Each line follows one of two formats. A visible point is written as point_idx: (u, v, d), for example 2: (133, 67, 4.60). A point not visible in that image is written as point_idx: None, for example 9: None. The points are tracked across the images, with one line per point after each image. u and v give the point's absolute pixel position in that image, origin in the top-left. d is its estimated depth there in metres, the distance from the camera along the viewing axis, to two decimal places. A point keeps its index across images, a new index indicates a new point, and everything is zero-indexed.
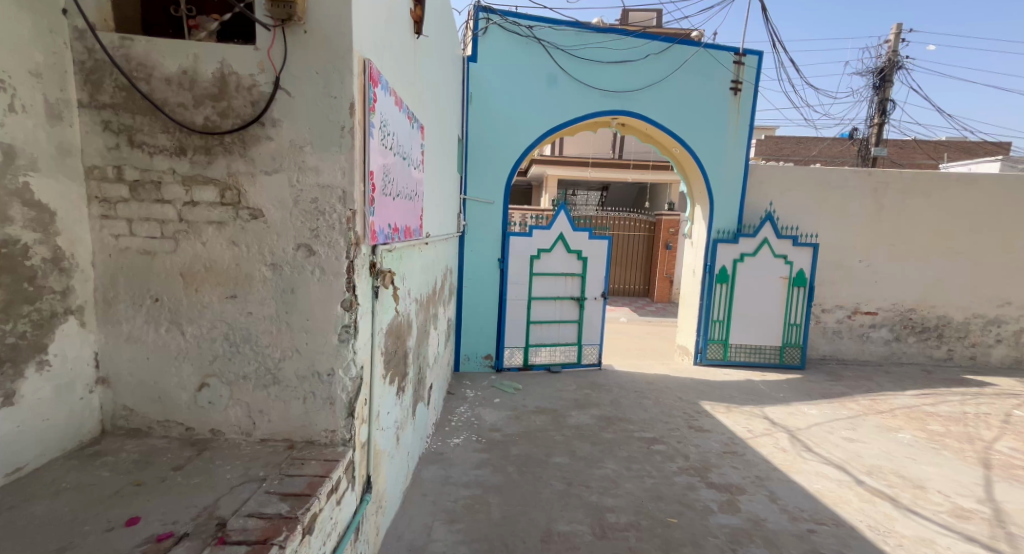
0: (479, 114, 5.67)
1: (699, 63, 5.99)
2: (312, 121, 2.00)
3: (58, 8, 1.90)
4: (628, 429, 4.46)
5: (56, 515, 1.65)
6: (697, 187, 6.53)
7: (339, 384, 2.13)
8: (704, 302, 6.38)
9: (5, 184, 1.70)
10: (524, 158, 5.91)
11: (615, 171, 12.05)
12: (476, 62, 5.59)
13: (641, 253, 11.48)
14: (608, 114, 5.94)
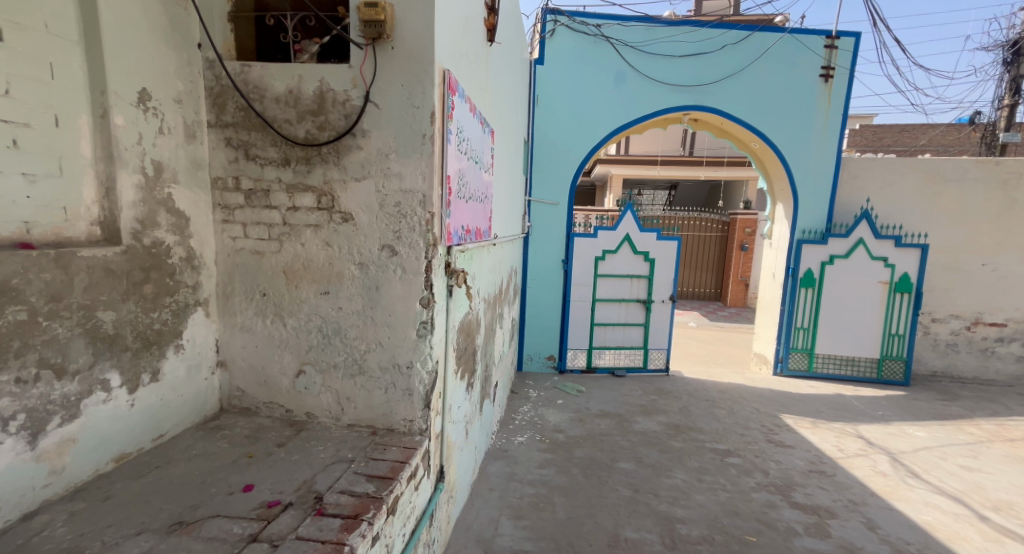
0: (546, 116, 5.78)
1: (781, 50, 5.70)
2: (397, 130, 2.18)
3: (194, 42, 2.21)
4: (698, 439, 4.36)
5: (190, 475, 1.92)
6: (779, 183, 6.20)
7: (417, 377, 2.30)
8: (786, 308, 6.07)
9: (153, 196, 2.00)
10: (591, 157, 5.93)
11: (686, 169, 11.65)
12: (543, 64, 5.70)
13: (713, 255, 11.04)
14: (679, 109, 5.81)
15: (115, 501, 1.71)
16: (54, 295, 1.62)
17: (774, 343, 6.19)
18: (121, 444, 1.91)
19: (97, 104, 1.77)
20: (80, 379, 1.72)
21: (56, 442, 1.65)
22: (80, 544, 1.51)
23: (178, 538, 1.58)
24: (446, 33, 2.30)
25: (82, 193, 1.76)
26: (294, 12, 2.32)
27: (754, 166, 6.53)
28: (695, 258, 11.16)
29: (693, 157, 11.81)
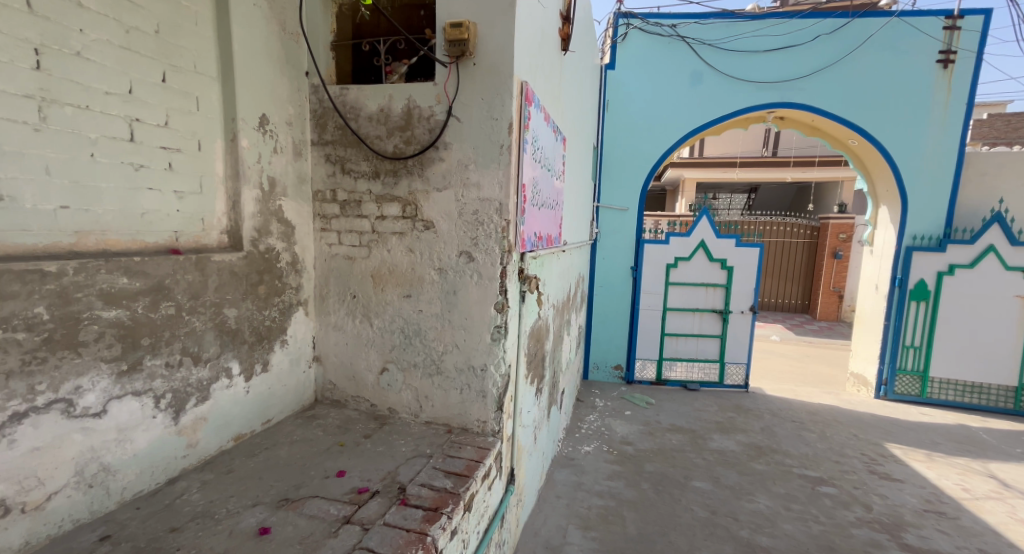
0: (619, 120, 5.76)
1: (886, 38, 5.27)
2: (477, 142, 2.30)
3: (303, 71, 2.46)
4: (784, 463, 4.11)
5: (293, 457, 2.13)
6: (883, 183, 5.71)
7: (491, 379, 2.40)
8: (893, 324, 5.56)
9: (268, 207, 2.26)
10: (665, 160, 5.80)
11: (770, 171, 11.00)
12: (613, 69, 5.70)
13: (801, 264, 10.33)
14: (763, 107, 5.54)
15: (236, 474, 1.95)
16: (194, 293, 1.89)
17: (878, 363, 5.69)
18: (238, 426, 2.16)
19: (229, 129, 2.05)
20: (210, 365, 1.98)
21: (192, 419, 1.92)
22: (210, 509, 1.73)
23: (285, 513, 1.75)
24: (524, 46, 2.39)
25: (215, 207, 2.04)
26: (386, 37, 2.50)
27: (851, 166, 6.07)
28: (779, 267, 10.52)
29: (778, 157, 11.13)
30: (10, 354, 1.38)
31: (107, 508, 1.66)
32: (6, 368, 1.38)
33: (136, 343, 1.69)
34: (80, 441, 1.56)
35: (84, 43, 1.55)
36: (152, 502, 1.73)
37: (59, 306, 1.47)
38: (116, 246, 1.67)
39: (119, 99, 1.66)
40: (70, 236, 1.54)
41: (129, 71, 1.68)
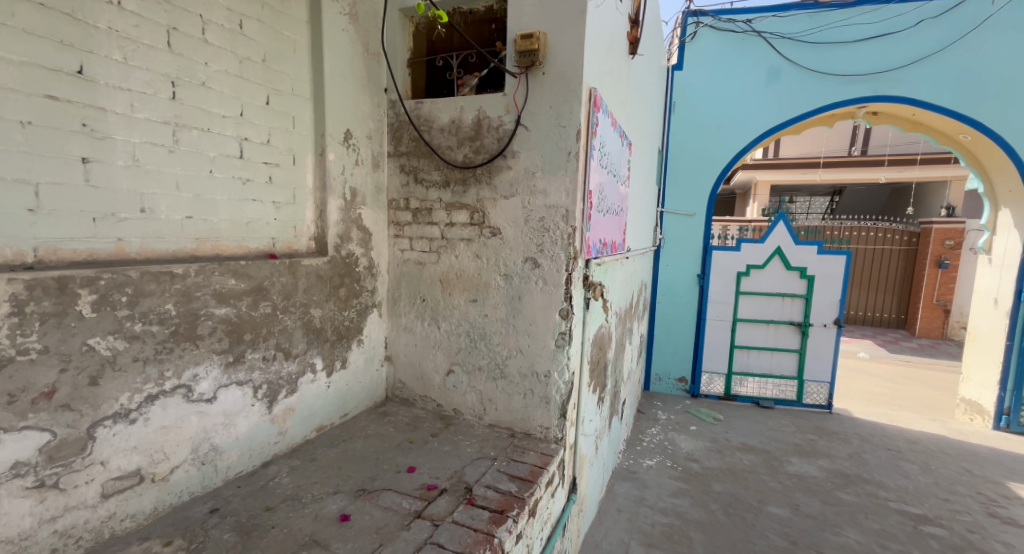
0: (688, 122, 5.61)
1: (1012, 16, 4.63)
2: (544, 150, 2.33)
3: (382, 87, 2.61)
4: (878, 495, 3.76)
5: (368, 450, 2.25)
6: (1005, 181, 5.08)
7: (554, 386, 2.40)
8: (1018, 347, 4.98)
9: (349, 215, 2.42)
10: (738, 161, 5.55)
11: (861, 170, 10.23)
12: (680, 70, 5.56)
13: (896, 275, 9.46)
14: (851, 102, 5.12)
15: (319, 463, 2.10)
16: (287, 294, 2.07)
17: (999, 390, 5.11)
18: (320, 418, 2.33)
19: (319, 144, 2.23)
20: (298, 360, 2.16)
21: (283, 409, 2.11)
22: (299, 492, 1.89)
23: (362, 502, 1.86)
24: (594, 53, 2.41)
25: (305, 215, 2.23)
26: (459, 52, 2.58)
27: (963, 164, 5.51)
28: (871, 277, 9.71)
29: (869, 156, 10.27)
30: (145, 344, 1.59)
31: (215, 484, 1.85)
32: (142, 355, 1.58)
33: (240, 338, 1.88)
34: (196, 423, 1.76)
35: (208, 74, 1.76)
36: (250, 482, 1.92)
37: (183, 304, 1.68)
38: (227, 251, 1.88)
39: (233, 120, 1.86)
40: (191, 243, 1.75)
41: (241, 96, 1.88)
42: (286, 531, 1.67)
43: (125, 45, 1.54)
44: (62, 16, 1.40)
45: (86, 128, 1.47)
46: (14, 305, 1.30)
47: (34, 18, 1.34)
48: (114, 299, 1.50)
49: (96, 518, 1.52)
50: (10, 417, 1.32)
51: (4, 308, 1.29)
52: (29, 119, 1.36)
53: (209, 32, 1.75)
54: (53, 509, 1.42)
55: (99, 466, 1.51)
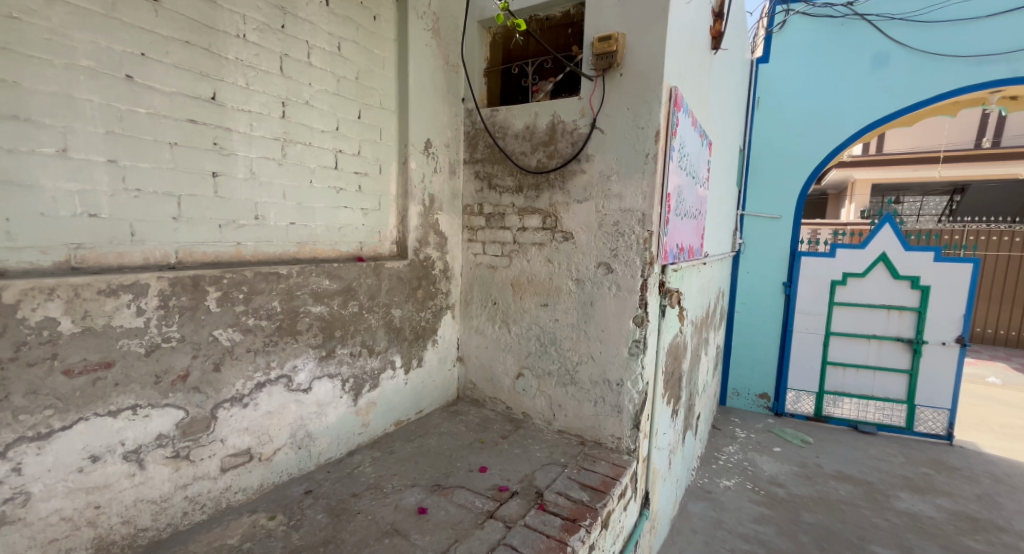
0: (777, 118, 5.28)
1: None
2: (621, 152, 2.29)
3: (460, 97, 2.71)
4: (1017, 548, 3.24)
5: (441, 447, 2.33)
6: None
7: (627, 395, 2.34)
8: None
9: (427, 220, 2.53)
10: (835, 158, 5.10)
11: (995, 164, 9.10)
12: (767, 63, 5.24)
13: None
14: (979, 87, 4.44)
15: (397, 456, 2.21)
16: (372, 294, 2.21)
17: None
18: (398, 413, 2.46)
19: (402, 153, 2.36)
20: (380, 357, 2.30)
21: (366, 402, 2.25)
22: (381, 482, 2.01)
23: (437, 497, 1.94)
24: (676, 50, 2.34)
25: (388, 221, 2.37)
26: (535, 58, 2.61)
27: None
28: (1010, 291, 8.56)
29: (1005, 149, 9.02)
30: (256, 336, 1.77)
31: (309, 467, 2.02)
32: (252, 347, 1.76)
33: (332, 334, 2.04)
34: (294, 410, 1.93)
35: (311, 93, 1.93)
36: (338, 468, 2.07)
37: (286, 301, 1.85)
38: (322, 254, 2.05)
39: (330, 134, 2.03)
40: (293, 247, 1.93)
41: (337, 112, 2.05)
42: (370, 518, 1.78)
43: (248, 72, 1.73)
44: (200, 50, 1.60)
45: (217, 147, 1.66)
46: (160, 300, 1.51)
47: (180, 54, 1.55)
48: (234, 296, 1.68)
49: (217, 488, 1.72)
50: (155, 395, 1.53)
51: (153, 302, 1.50)
52: (176, 141, 1.57)
53: (313, 55, 1.93)
54: (185, 477, 1.63)
55: (219, 443, 1.70)
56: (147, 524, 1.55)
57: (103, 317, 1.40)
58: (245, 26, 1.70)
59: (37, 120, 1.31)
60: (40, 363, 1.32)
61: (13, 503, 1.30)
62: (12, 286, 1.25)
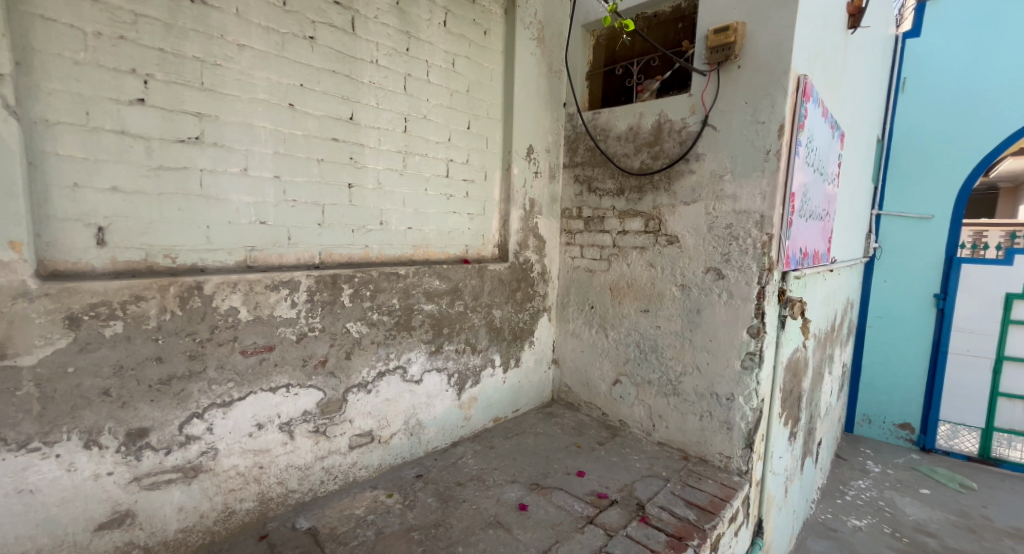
0: (928, 100, 4.58)
1: None
2: (736, 149, 2.16)
3: (561, 102, 2.75)
4: None
5: (539, 447, 2.37)
6: None
7: (739, 411, 2.21)
8: None
9: (527, 224, 2.60)
10: (1013, 145, 4.29)
11: None
12: (917, 37, 4.61)
13: None
14: None
15: (497, 451, 2.30)
16: (475, 295, 2.32)
17: None
18: (497, 410, 2.55)
19: (506, 160, 2.45)
20: (482, 355, 2.40)
21: (469, 397, 2.37)
22: (484, 475, 2.10)
23: (537, 496, 1.99)
24: (807, 35, 2.15)
25: (491, 226, 2.47)
26: (641, 58, 2.54)
27: None
28: None
29: None
30: (379, 330, 1.95)
31: (418, 454, 2.18)
32: (375, 339, 1.94)
33: (441, 331, 2.18)
34: (408, 399, 2.09)
35: (428, 108, 2.09)
36: (444, 457, 2.20)
37: (404, 299, 2.01)
38: (433, 256, 2.20)
39: (443, 145, 2.18)
40: (410, 250, 2.10)
41: (450, 124, 2.19)
42: (475, 508, 1.88)
43: (378, 93, 1.92)
44: (343, 77, 1.81)
45: (352, 161, 1.87)
46: (308, 295, 1.73)
47: (329, 82, 1.77)
48: (362, 294, 1.87)
49: (347, 463, 1.92)
50: (302, 376, 1.75)
51: (303, 297, 1.71)
52: (322, 157, 1.79)
53: (432, 73, 2.09)
54: (323, 450, 1.84)
55: (349, 423, 1.90)
56: (295, 487, 1.78)
57: (268, 308, 1.64)
58: (377, 52, 1.90)
59: (229, 144, 1.57)
60: (225, 344, 1.57)
61: (206, 457, 1.56)
62: (209, 280, 1.51)
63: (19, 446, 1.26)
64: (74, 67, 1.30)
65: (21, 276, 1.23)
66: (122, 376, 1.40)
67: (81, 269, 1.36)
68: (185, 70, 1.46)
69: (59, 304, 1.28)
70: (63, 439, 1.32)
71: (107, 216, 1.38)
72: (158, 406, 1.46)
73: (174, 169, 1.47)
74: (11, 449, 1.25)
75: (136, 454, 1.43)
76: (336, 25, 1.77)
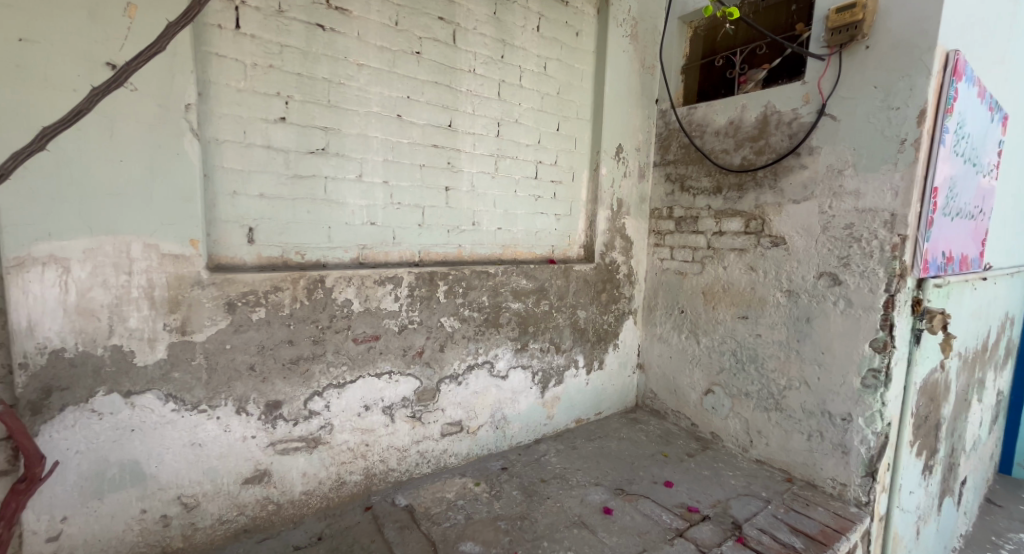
0: None
1: None
2: (860, 140, 1.93)
3: (654, 99, 2.65)
4: None
5: (624, 453, 2.32)
6: None
7: (858, 435, 1.97)
8: None
9: (615, 225, 2.54)
10: None
11: None
12: None
13: None
14: None
15: (579, 452, 2.29)
16: (561, 295, 2.33)
17: None
18: (579, 411, 2.54)
19: (594, 160, 2.43)
20: (565, 355, 2.41)
21: (552, 396, 2.40)
22: (568, 474, 2.11)
23: (621, 502, 1.95)
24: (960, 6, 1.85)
25: (577, 226, 2.48)
26: (746, 46, 2.34)
27: None
28: None
29: None
30: (470, 325, 2.05)
31: (501, 447, 2.25)
32: (465, 334, 2.04)
33: (527, 330, 2.23)
34: (494, 393, 2.18)
35: (520, 112, 2.16)
36: (527, 453, 2.25)
37: (492, 297, 2.09)
38: (520, 256, 2.26)
39: (533, 147, 2.23)
40: (499, 249, 2.19)
41: (540, 126, 2.23)
42: (559, 505, 1.90)
43: (473, 100, 2.01)
44: (443, 87, 1.92)
45: (449, 165, 1.98)
46: (409, 290, 1.87)
47: (432, 93, 1.90)
48: (455, 290, 1.98)
49: (437, 448, 2.05)
50: (402, 365, 1.90)
51: (405, 292, 1.86)
52: (424, 163, 1.92)
53: (524, 78, 2.15)
54: (418, 434, 1.99)
55: (440, 411, 2.03)
56: (394, 466, 1.94)
57: (376, 301, 1.81)
58: (475, 61, 1.99)
59: (347, 154, 1.75)
60: (341, 332, 1.76)
61: (324, 430, 1.77)
62: (330, 275, 1.70)
63: (192, 407, 1.53)
64: (236, 94, 1.54)
65: (196, 268, 1.49)
66: (264, 354, 1.63)
67: (237, 263, 1.60)
68: (317, 90, 1.67)
69: (222, 291, 1.53)
70: (222, 404, 1.58)
71: (255, 219, 1.62)
72: (289, 383, 1.68)
73: (306, 177, 1.68)
74: (187, 408, 1.52)
75: (272, 422, 1.67)
76: (440, 39, 1.89)
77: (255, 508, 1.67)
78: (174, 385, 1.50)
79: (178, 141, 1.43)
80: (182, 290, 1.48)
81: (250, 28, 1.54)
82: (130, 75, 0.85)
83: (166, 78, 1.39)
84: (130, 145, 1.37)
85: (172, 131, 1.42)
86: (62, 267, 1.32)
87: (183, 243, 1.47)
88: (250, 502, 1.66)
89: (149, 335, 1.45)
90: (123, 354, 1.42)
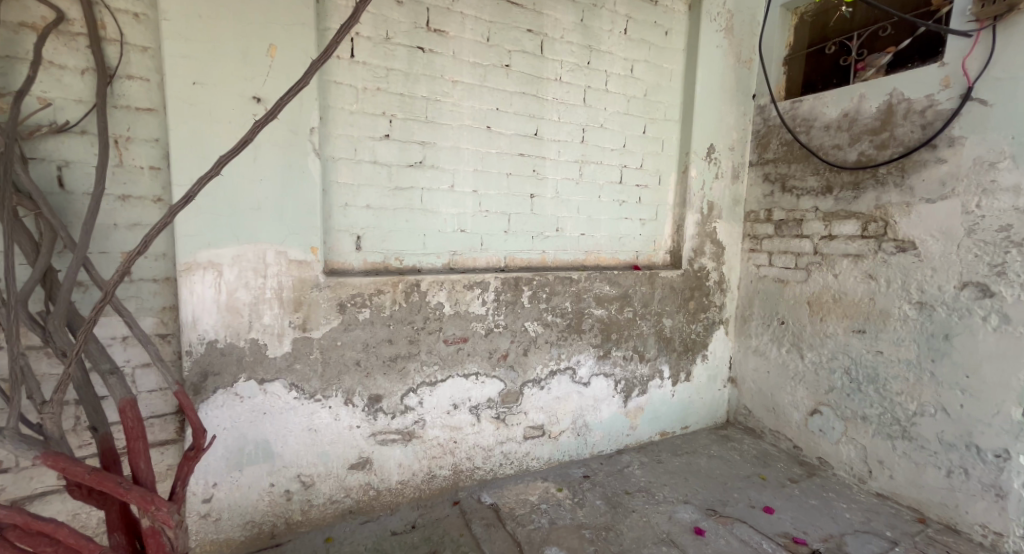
0: None
1: None
2: (1021, 128, 1.62)
3: (751, 94, 2.46)
4: None
5: (716, 472, 2.17)
6: None
7: (1017, 476, 1.65)
8: None
9: (704, 229, 2.39)
10: None
11: None
12: None
13: None
14: None
15: (666, 467, 2.18)
16: (646, 302, 2.25)
17: None
18: (664, 424, 2.43)
19: (682, 162, 2.33)
20: (650, 364, 2.32)
21: (635, 406, 2.32)
22: (654, 489, 2.02)
23: (714, 523, 1.82)
24: None
25: (664, 231, 2.38)
26: (865, 29, 2.07)
27: None
28: None
29: None
30: (553, 331, 2.06)
31: (583, 455, 2.23)
32: (549, 339, 2.06)
33: (609, 337, 2.19)
34: (576, 399, 2.16)
35: (606, 116, 2.13)
36: (610, 463, 2.20)
37: (575, 303, 2.08)
38: (603, 261, 2.23)
39: (618, 152, 2.19)
40: (583, 255, 2.18)
41: (628, 129, 2.19)
42: (645, 520, 1.83)
43: (560, 108, 2.03)
44: (531, 97, 1.97)
45: (534, 173, 2.02)
46: (495, 295, 1.93)
47: (520, 103, 1.95)
48: (540, 296, 2.01)
49: (520, 451, 2.08)
50: (488, 366, 1.97)
51: (491, 296, 1.93)
52: (510, 171, 1.98)
53: (610, 82, 2.12)
54: (502, 435, 2.04)
55: (523, 414, 2.06)
56: (480, 464, 2.01)
57: (465, 304, 1.89)
58: (561, 69, 2.01)
59: (441, 166, 1.86)
60: (434, 333, 1.86)
61: (417, 425, 1.88)
62: (424, 279, 1.82)
63: (309, 396, 1.72)
64: (350, 116, 1.71)
65: (315, 272, 1.68)
66: (368, 351, 1.78)
67: (347, 268, 1.77)
68: (416, 107, 1.79)
69: (335, 293, 1.71)
70: (333, 395, 1.75)
71: (363, 228, 1.78)
72: (388, 379, 1.82)
73: (405, 189, 1.82)
74: (305, 397, 1.72)
75: (374, 415, 1.82)
76: (528, 51, 1.94)
77: (359, 492, 1.82)
78: (296, 376, 1.70)
79: (303, 160, 1.62)
80: (304, 292, 1.67)
81: (362, 56, 1.70)
82: (282, 108, 0.99)
83: (296, 106, 1.59)
84: (266, 166, 1.58)
85: (298, 151, 1.61)
86: (216, 271, 1.56)
87: (306, 251, 1.66)
88: (354, 487, 1.82)
89: (278, 330, 1.66)
90: (258, 346, 1.64)
